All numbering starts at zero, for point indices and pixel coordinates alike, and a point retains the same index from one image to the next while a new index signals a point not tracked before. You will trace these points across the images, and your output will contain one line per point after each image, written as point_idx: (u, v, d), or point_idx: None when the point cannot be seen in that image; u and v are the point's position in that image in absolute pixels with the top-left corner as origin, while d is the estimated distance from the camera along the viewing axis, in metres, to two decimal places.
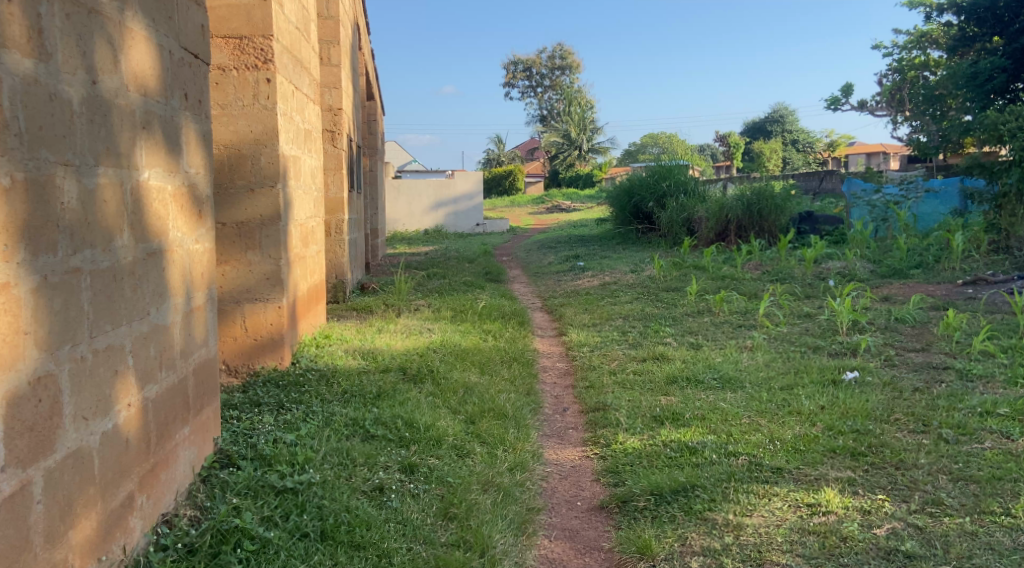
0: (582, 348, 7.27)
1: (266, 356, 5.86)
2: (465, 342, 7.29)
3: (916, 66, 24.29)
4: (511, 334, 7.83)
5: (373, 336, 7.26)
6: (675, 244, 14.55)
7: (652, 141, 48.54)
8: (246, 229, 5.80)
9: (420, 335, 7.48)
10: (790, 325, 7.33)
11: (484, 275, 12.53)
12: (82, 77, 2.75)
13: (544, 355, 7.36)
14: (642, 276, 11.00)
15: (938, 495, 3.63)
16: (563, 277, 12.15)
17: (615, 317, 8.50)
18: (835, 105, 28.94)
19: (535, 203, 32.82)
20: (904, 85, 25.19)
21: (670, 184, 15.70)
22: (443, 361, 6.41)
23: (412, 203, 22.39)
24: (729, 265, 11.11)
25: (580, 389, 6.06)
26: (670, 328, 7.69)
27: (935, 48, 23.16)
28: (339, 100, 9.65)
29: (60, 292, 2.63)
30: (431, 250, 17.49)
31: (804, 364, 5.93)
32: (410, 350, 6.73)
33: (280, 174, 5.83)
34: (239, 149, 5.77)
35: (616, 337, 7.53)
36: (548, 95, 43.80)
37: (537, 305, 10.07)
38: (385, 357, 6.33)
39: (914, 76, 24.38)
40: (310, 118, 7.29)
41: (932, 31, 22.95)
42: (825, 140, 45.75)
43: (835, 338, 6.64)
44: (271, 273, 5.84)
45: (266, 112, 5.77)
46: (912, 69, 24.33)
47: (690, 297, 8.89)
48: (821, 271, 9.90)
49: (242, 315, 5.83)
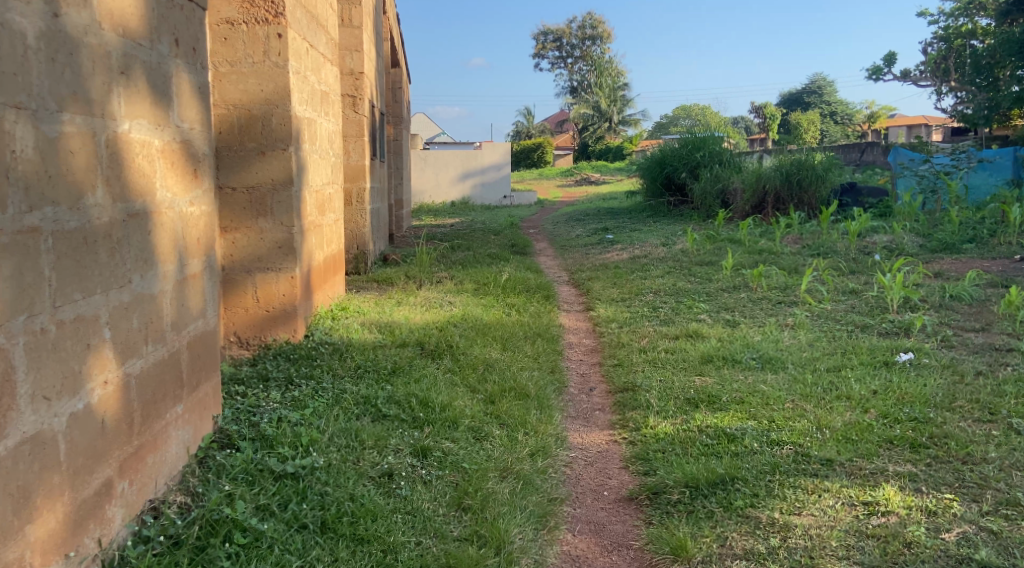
0: (611, 324, 6.92)
1: (278, 328, 5.57)
2: (489, 316, 6.97)
3: (962, 35, 23.38)
4: (536, 309, 7.52)
5: (392, 309, 6.94)
6: (708, 216, 14.15)
7: (683, 114, 47.92)
8: (257, 195, 5.47)
9: (441, 308, 7.15)
10: (835, 302, 6.91)
11: (510, 247, 12.19)
12: (40, 8, 2.42)
13: (570, 330, 7.03)
14: (674, 249, 10.60)
15: (1014, 496, 3.23)
16: (591, 250, 11.80)
17: (645, 292, 8.13)
18: (875, 76, 28.08)
19: (564, 175, 32.30)
20: (949, 55, 24.32)
21: (704, 155, 15.23)
22: (463, 336, 6.09)
23: (439, 174, 22.09)
24: (766, 239, 10.67)
25: (609, 368, 5.74)
26: (704, 304, 7.33)
27: (982, 16, 22.28)
28: (361, 65, 9.31)
29: (11, 255, 2.32)
30: (456, 222, 17.20)
31: (852, 345, 5.54)
32: (429, 323, 6.42)
33: (292, 136, 5.48)
34: (249, 109, 5.42)
35: (646, 313, 7.17)
36: (579, 66, 43.03)
37: (564, 278, 9.73)
38: (403, 331, 6.03)
39: (960, 44, 23.50)
40: (327, 78, 6.95)
41: None
42: (862, 113, 44.72)
43: (884, 316, 6.23)
44: (284, 241, 5.52)
45: (277, 70, 5.41)
46: (958, 38, 23.42)
47: (725, 271, 8.48)
48: (865, 246, 9.45)
49: (254, 284, 5.52)
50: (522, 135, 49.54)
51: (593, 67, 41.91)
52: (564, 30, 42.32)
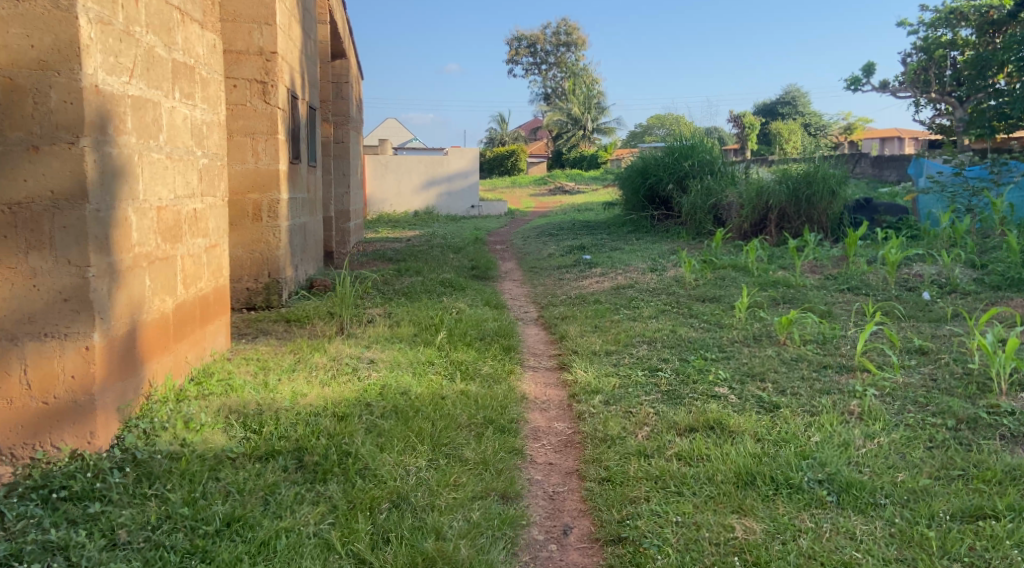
0: (593, 399, 4.87)
1: (63, 432, 3.50)
2: (420, 388, 4.85)
3: (942, 45, 20.27)
4: (489, 370, 5.44)
5: (279, 377, 4.81)
6: (697, 234, 12.21)
7: (657, 123, 46.00)
8: (27, 214, 3.46)
9: (354, 374, 5.01)
10: (907, 368, 4.87)
11: (468, 271, 10.14)
12: None
13: (535, 405, 4.98)
14: (665, 278, 8.63)
15: None
16: (566, 275, 9.77)
17: (636, 343, 6.10)
18: (853, 86, 26.43)
19: (537, 185, 30.31)
20: (932, 67, 20.87)
21: (692, 164, 13.28)
22: (373, 434, 4.00)
23: (401, 182, 19.81)
24: (778, 267, 8.71)
25: (593, 488, 3.70)
26: (721, 367, 5.28)
27: (964, 26, 19.78)
28: (273, 42, 7.21)
29: None
30: (414, 236, 15.12)
31: (973, 465, 3.51)
32: (325, 406, 4.30)
33: (84, 123, 3.49)
34: (10, 77, 3.42)
35: (641, 381, 5.11)
36: (552, 73, 41.04)
37: (530, 316, 7.67)
38: (278, 426, 3.93)
39: (940, 55, 20.41)
40: (189, 44, 4.87)
41: (962, 7, 19.68)
42: (839, 125, 42.99)
43: (994, 401, 4.22)
44: (72, 289, 3.50)
45: (56, 14, 3.41)
46: (938, 48, 20.33)
47: (739, 314, 6.44)
48: (905, 278, 7.46)
49: (21, 361, 3.48)
50: (497, 142, 47.63)
51: (568, 75, 40.09)
52: (537, 34, 40.34)
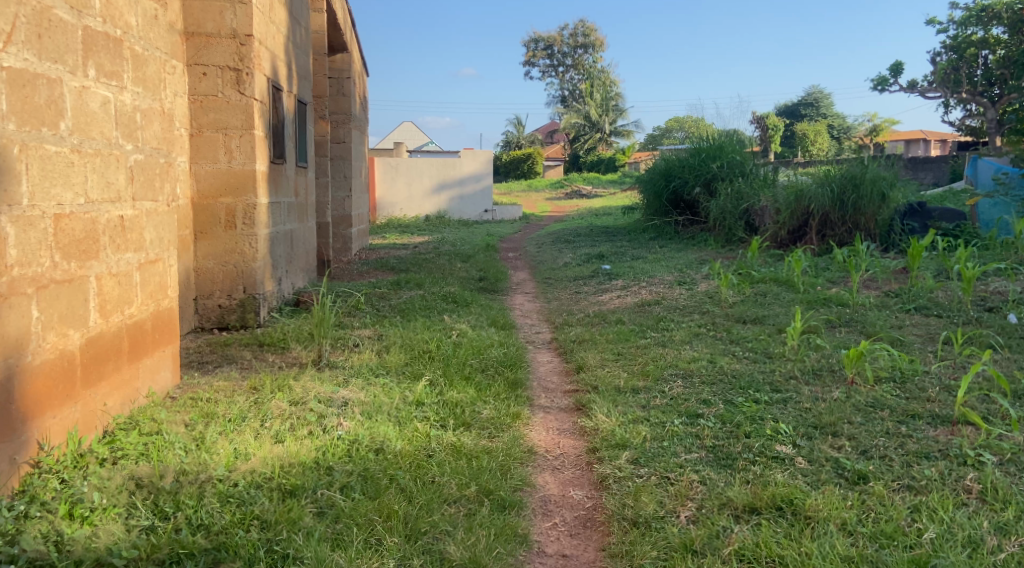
0: (622, 457, 3.80)
1: None
2: (400, 443, 3.80)
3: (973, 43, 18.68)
4: (490, 415, 4.39)
5: (221, 434, 3.73)
6: (727, 241, 11.16)
7: (677, 124, 44.99)
8: None
9: (318, 426, 3.96)
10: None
11: (475, 283, 9.12)
12: None
13: (545, 462, 3.91)
14: (698, 293, 7.57)
15: None
16: (584, 289, 8.71)
17: (670, 376, 5.03)
18: (880, 87, 25.28)
19: (553, 188, 29.30)
20: (963, 64, 19.21)
21: (721, 166, 12.13)
22: (328, 525, 3.00)
23: (411, 185, 18.84)
24: (827, 281, 7.63)
25: None
26: (778, 413, 4.22)
27: (997, 24, 18.21)
28: (247, 23, 6.09)
29: None
30: (422, 242, 14.11)
31: None
32: (271, 477, 3.27)
33: None
34: None
35: (680, 433, 4.02)
36: (571, 75, 39.99)
37: (544, 338, 6.61)
38: (196, 511, 3.01)
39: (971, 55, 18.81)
40: (109, 10, 3.84)
41: (995, 5, 17.99)
42: (863, 127, 41.59)
43: None
44: None
45: None
46: (968, 47, 18.74)
47: (792, 342, 5.36)
48: (982, 297, 6.36)
49: None
50: (513, 145, 46.74)
51: (586, 76, 39.03)
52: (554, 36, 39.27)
